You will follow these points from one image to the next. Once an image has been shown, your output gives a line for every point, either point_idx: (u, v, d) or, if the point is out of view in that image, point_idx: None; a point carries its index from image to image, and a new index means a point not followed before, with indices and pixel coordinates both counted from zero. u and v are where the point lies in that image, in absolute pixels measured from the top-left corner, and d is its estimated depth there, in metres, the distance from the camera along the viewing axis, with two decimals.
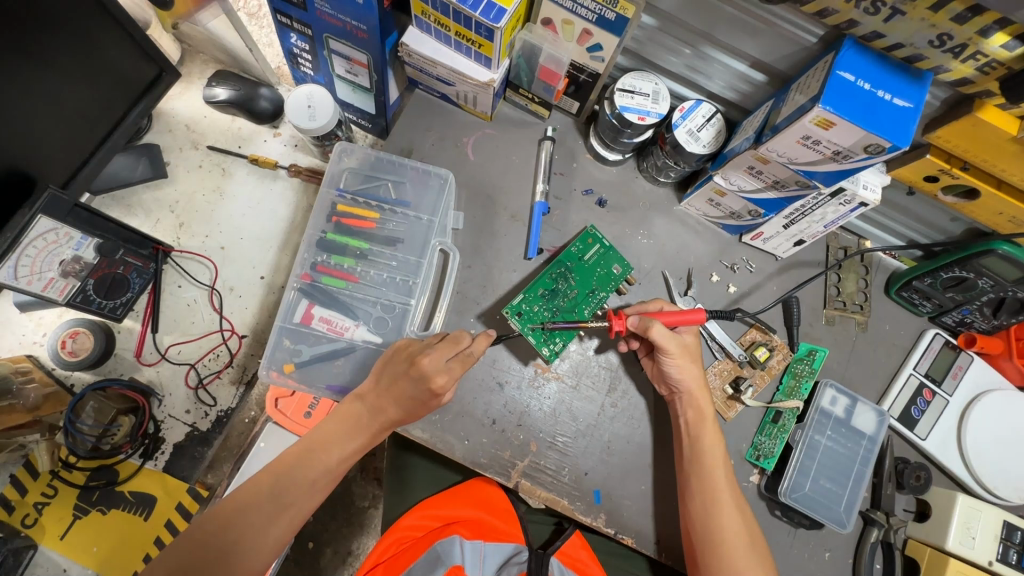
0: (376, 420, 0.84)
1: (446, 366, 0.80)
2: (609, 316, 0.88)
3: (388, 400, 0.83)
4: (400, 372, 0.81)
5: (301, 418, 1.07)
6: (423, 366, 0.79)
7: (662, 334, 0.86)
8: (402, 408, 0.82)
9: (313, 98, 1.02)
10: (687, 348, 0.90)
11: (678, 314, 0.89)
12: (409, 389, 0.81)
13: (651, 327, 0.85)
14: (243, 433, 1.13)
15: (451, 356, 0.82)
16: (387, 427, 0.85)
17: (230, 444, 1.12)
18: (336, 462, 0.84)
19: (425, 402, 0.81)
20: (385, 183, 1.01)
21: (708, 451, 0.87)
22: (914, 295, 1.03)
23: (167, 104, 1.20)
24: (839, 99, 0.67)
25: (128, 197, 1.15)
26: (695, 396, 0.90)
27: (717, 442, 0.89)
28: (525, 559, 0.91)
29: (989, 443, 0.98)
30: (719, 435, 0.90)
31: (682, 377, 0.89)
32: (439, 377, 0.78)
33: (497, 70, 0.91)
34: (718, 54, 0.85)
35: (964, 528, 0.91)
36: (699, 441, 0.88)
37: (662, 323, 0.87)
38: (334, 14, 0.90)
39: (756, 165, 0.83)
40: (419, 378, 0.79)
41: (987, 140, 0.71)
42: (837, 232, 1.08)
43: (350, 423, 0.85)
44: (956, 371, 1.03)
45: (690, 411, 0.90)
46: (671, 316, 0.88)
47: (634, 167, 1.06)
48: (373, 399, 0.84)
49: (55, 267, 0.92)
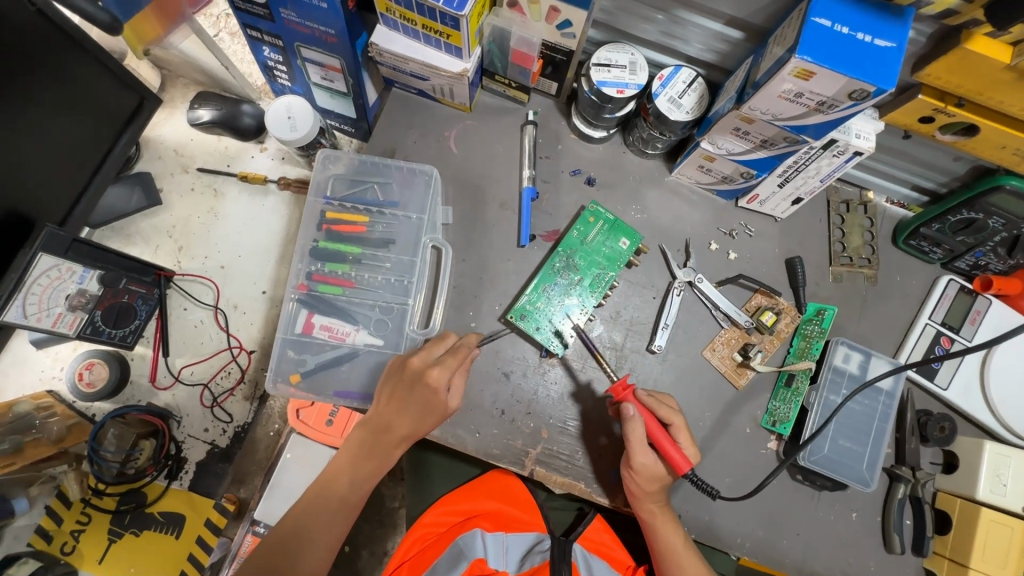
0: (382, 440, 0.85)
1: (439, 360, 0.82)
2: (619, 379, 0.87)
3: (393, 417, 0.83)
4: (399, 383, 0.83)
5: (322, 427, 1.13)
6: (415, 366, 0.82)
7: (636, 442, 0.83)
8: (407, 427, 0.83)
9: (292, 109, 1.03)
10: (654, 475, 0.84)
11: (668, 449, 0.82)
12: (413, 398, 0.81)
13: (630, 420, 0.83)
14: (270, 446, 1.17)
15: (444, 353, 0.84)
16: (397, 445, 0.85)
17: (258, 457, 1.15)
18: (346, 484, 0.86)
19: (431, 408, 0.81)
20: (371, 186, 1.00)
21: (664, 548, 0.86)
22: (923, 243, 1.01)
23: (153, 131, 1.20)
24: (817, 46, 0.64)
25: (126, 226, 1.15)
26: (638, 499, 0.85)
27: (672, 524, 0.87)
28: (547, 547, 0.92)
29: (1014, 387, 0.95)
30: (671, 521, 0.87)
31: (632, 488, 0.85)
32: (433, 371, 0.80)
33: (469, 59, 0.90)
34: (693, 16, 0.83)
35: (992, 475, 0.88)
36: (652, 534, 0.86)
37: (644, 433, 0.84)
38: (301, 21, 0.90)
39: (741, 126, 0.81)
40: (422, 386, 0.80)
41: (979, 72, 0.67)
42: (837, 186, 1.05)
43: (359, 451, 0.87)
44: (974, 316, 0.99)
45: (646, 510, 0.85)
46: (660, 438, 0.82)
47: (621, 142, 1.04)
48: (376, 420, 0.85)
49: (62, 301, 0.95)
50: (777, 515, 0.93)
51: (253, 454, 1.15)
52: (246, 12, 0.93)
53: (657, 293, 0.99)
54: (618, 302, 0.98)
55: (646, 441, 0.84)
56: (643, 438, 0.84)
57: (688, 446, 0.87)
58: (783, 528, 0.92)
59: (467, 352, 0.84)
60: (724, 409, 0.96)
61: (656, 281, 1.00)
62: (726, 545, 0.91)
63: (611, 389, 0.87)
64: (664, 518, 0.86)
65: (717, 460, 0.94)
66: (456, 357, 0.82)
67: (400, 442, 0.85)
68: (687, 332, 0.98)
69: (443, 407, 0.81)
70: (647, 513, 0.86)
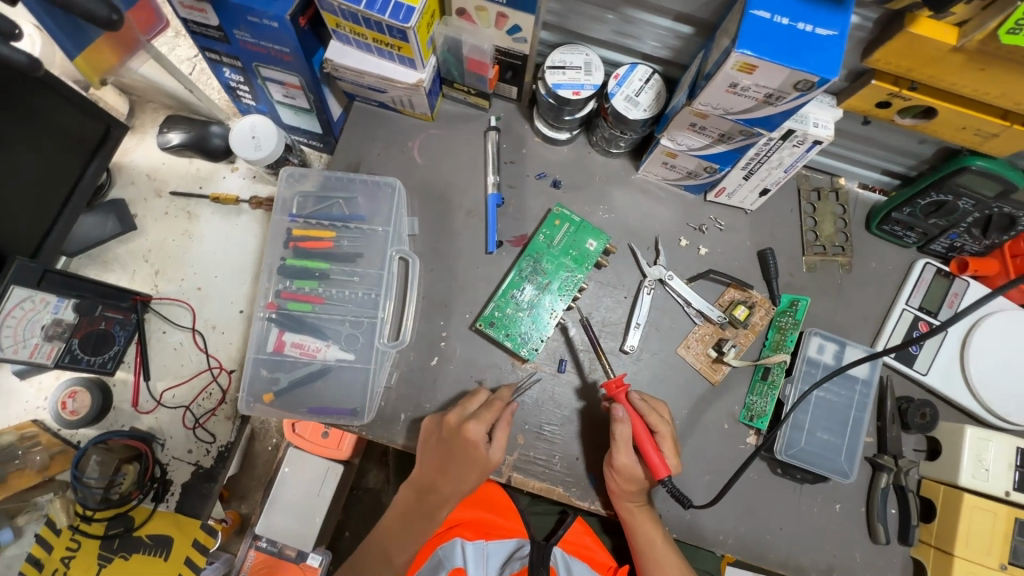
0: (430, 496, 0.90)
1: (474, 414, 0.85)
2: (614, 377, 0.88)
3: (438, 475, 0.87)
4: (437, 441, 0.86)
5: (319, 440, 1.24)
6: (452, 423, 0.85)
7: (620, 443, 0.84)
8: (453, 481, 0.87)
9: (256, 128, 1.03)
10: (632, 478, 0.85)
11: (648, 450, 0.83)
12: (453, 455, 0.85)
13: (618, 419, 0.84)
14: (268, 459, 1.35)
15: (479, 407, 0.87)
16: (444, 502, 0.90)
17: (259, 472, 1.34)
18: (398, 538, 0.92)
19: (473, 461, 0.85)
20: (336, 202, 1.00)
21: (645, 544, 0.88)
22: (896, 228, 0.99)
23: (125, 158, 1.21)
24: (757, 39, 0.63)
25: (103, 254, 1.16)
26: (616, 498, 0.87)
27: (651, 523, 0.87)
28: (526, 553, 0.95)
29: (995, 368, 0.93)
30: (653, 518, 0.88)
31: (612, 488, 0.86)
32: (469, 426, 0.83)
33: (423, 70, 0.90)
34: (642, 14, 0.82)
35: (975, 460, 0.87)
36: (632, 533, 0.88)
37: (630, 435, 0.84)
38: (256, 41, 0.90)
39: (696, 121, 0.80)
40: (460, 442, 0.84)
41: (926, 56, 0.66)
42: (807, 174, 1.04)
43: (409, 507, 0.92)
44: (952, 299, 0.98)
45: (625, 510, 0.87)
46: (642, 441, 0.83)
47: (586, 143, 1.04)
48: (422, 479, 0.89)
49: (38, 332, 0.96)
50: (758, 510, 0.92)
51: (254, 470, 1.35)
52: (202, 36, 0.93)
53: (628, 292, 0.99)
54: (589, 304, 0.98)
55: (630, 442, 0.85)
56: (627, 439, 0.85)
57: (671, 455, 0.87)
58: (766, 522, 0.92)
59: (502, 403, 0.88)
60: (700, 406, 0.95)
61: (626, 280, 0.99)
62: (710, 543, 0.90)
63: (605, 386, 0.87)
64: (644, 515, 0.87)
65: (696, 458, 0.93)
66: (491, 410, 0.86)
67: (447, 497, 0.89)
68: (660, 331, 0.98)
69: (485, 461, 0.85)
70: (627, 512, 0.87)
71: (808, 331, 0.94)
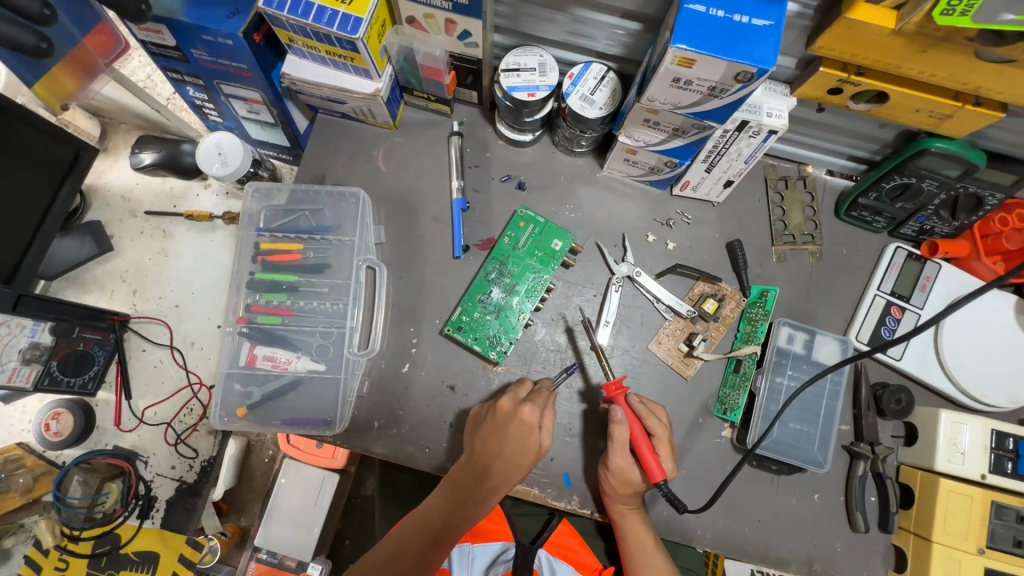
0: (480, 484, 0.85)
1: (528, 399, 0.86)
2: (614, 379, 0.89)
3: (490, 461, 0.83)
4: (493, 425, 0.84)
5: (315, 451, 1.23)
6: (507, 407, 0.85)
7: (618, 446, 0.85)
8: (508, 469, 0.83)
9: (222, 145, 1.05)
10: (627, 482, 0.84)
11: (644, 454, 0.83)
12: (508, 440, 0.83)
13: (616, 422, 0.85)
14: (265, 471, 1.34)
15: (528, 394, 0.89)
16: (493, 491, 0.85)
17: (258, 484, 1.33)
18: (439, 527, 0.86)
19: (526, 445, 0.83)
20: (303, 214, 1.01)
21: (634, 547, 0.87)
22: (864, 213, 0.99)
23: (100, 180, 1.23)
24: (693, 34, 0.63)
25: (81, 275, 1.18)
26: (612, 501, 0.86)
27: (644, 534, 0.87)
28: (510, 557, 0.94)
29: (969, 351, 0.92)
30: (644, 521, 0.88)
31: (607, 490, 0.86)
32: (525, 409, 0.84)
33: (379, 79, 0.90)
34: (591, 14, 0.82)
35: (951, 444, 0.86)
36: (624, 539, 0.88)
37: (627, 436, 0.85)
38: (214, 59, 0.91)
39: (649, 117, 0.80)
40: (517, 424, 0.83)
41: (868, 40, 0.66)
42: (774, 163, 1.04)
43: (452, 497, 0.86)
44: (924, 282, 0.97)
45: (616, 518, 0.87)
46: (639, 443, 0.83)
47: (550, 143, 1.04)
48: (472, 465, 0.84)
49: (15, 356, 0.96)
50: (736, 502, 0.91)
51: (253, 482, 1.33)
52: (162, 56, 0.94)
53: (597, 290, 0.99)
54: (559, 303, 0.98)
55: (627, 444, 0.85)
56: (625, 441, 0.85)
57: (667, 461, 0.87)
58: (744, 515, 0.91)
59: (548, 391, 0.89)
60: (673, 401, 0.95)
61: (595, 278, 0.99)
62: (688, 538, 0.90)
63: (605, 389, 0.88)
64: (636, 522, 0.87)
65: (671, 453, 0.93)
66: (542, 395, 0.87)
67: (497, 486, 0.84)
68: (631, 327, 0.97)
69: (538, 446, 0.84)
70: (619, 514, 0.86)
71: (776, 322, 0.94)
